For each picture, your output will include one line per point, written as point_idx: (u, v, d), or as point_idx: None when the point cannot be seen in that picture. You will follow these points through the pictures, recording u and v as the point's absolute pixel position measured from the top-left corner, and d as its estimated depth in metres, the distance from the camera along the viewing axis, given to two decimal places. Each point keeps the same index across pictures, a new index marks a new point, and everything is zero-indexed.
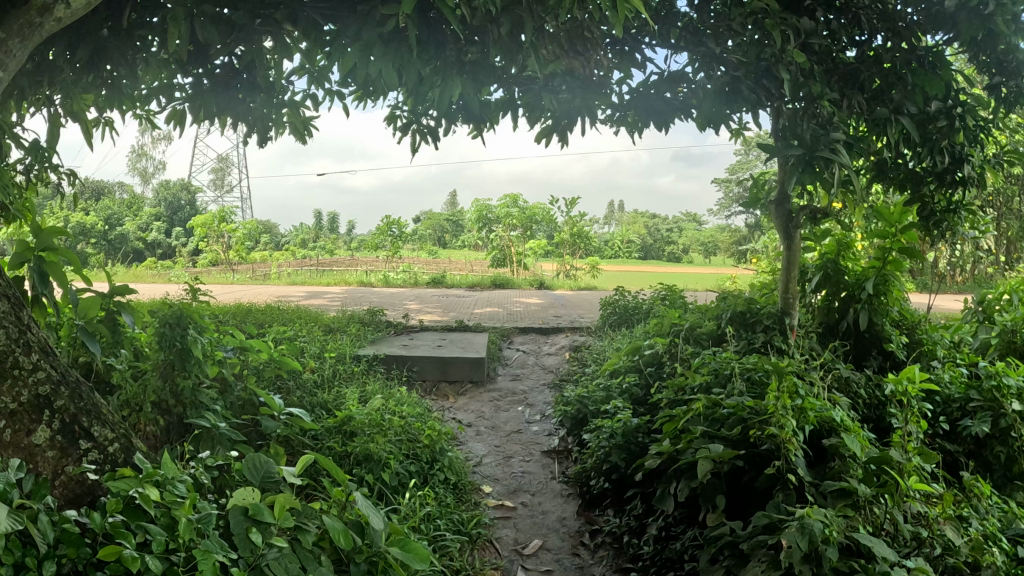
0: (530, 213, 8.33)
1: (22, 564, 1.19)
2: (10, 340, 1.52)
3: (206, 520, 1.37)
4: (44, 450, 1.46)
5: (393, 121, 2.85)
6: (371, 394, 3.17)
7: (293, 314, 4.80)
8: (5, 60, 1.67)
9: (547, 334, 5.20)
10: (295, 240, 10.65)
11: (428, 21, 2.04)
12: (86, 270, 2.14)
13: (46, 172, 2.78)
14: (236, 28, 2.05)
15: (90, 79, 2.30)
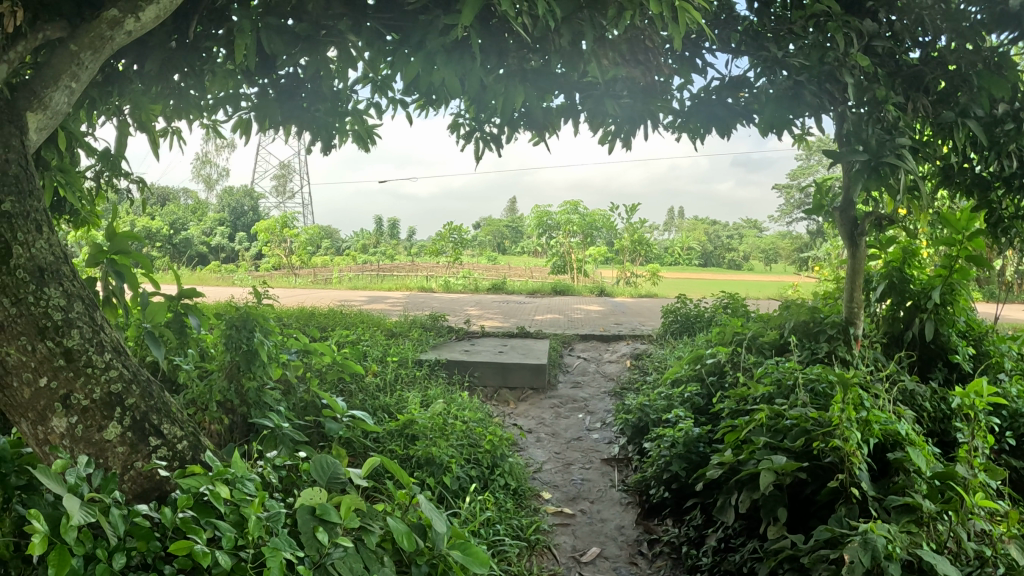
0: (591, 220, 8.39)
1: (93, 556, 1.22)
2: (85, 339, 1.54)
3: (275, 518, 1.39)
4: (114, 446, 1.51)
5: (455, 129, 2.87)
6: (433, 398, 3.18)
7: (355, 318, 4.86)
8: (78, 73, 1.71)
9: (609, 341, 5.16)
10: (357, 245, 10.77)
11: (491, 28, 2.05)
12: (156, 274, 2.19)
13: (116, 178, 2.85)
14: (300, 39, 2.09)
15: (159, 89, 2.35)
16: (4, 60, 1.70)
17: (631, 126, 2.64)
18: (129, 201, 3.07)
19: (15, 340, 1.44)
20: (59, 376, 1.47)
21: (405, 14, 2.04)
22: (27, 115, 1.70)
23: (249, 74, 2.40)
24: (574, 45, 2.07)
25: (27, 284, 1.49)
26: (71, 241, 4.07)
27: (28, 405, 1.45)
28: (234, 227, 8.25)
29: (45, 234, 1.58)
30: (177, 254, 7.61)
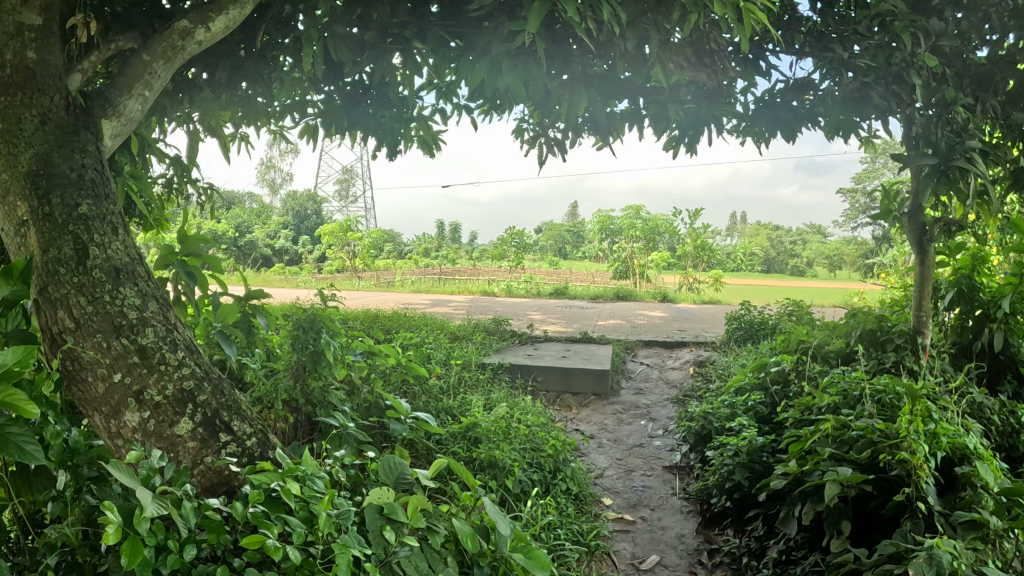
0: (654, 225, 8.31)
1: (165, 547, 1.24)
2: (160, 338, 1.58)
3: (345, 515, 1.40)
4: (185, 441, 1.53)
5: (519, 135, 2.88)
6: (496, 402, 3.19)
7: (420, 321, 4.89)
8: (150, 81, 1.76)
9: (672, 348, 5.11)
10: (419, 250, 10.84)
11: (554, 33, 2.05)
12: (225, 275, 2.24)
13: (187, 184, 2.92)
14: (367, 46, 2.12)
15: (228, 97, 2.40)
16: (79, 69, 1.74)
17: (695, 131, 2.61)
18: (197, 205, 3.14)
19: (91, 337, 1.49)
20: (133, 372, 1.51)
21: (469, 20, 2.05)
22: (103, 122, 1.71)
23: (316, 80, 2.44)
24: (638, 48, 2.06)
25: (104, 284, 1.53)
26: (145, 243, 4.18)
27: (103, 400, 1.49)
28: (299, 230, 8.36)
29: (120, 236, 1.62)
30: (243, 256, 7.75)
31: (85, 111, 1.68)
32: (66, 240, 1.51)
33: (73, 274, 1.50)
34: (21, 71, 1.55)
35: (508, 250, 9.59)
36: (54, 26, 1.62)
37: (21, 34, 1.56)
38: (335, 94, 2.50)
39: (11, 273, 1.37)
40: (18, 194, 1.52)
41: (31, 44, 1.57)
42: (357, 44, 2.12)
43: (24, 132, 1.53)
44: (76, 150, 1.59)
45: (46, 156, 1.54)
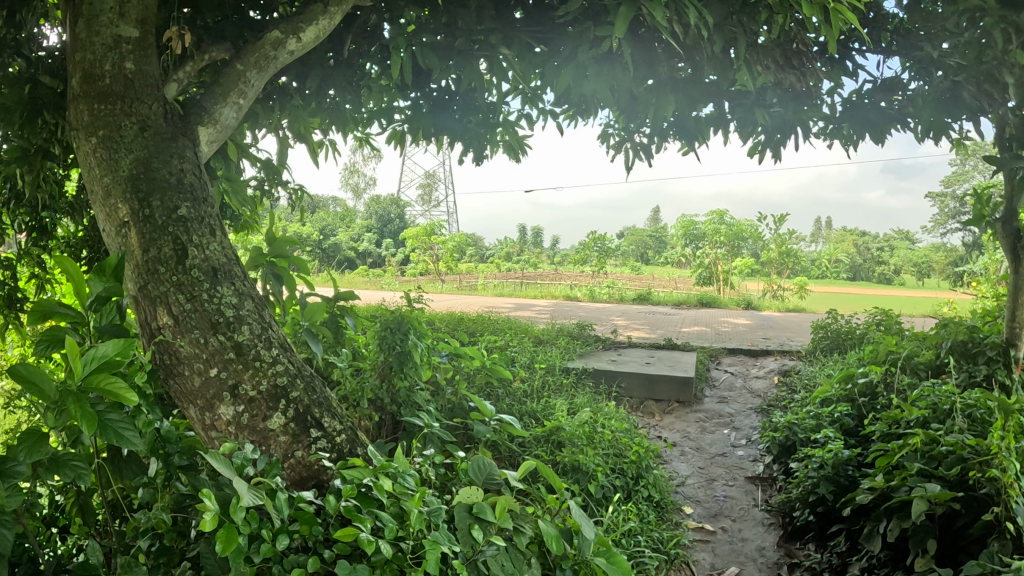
0: (738, 230, 8.17)
1: (258, 535, 1.25)
2: (255, 336, 1.61)
3: (435, 512, 1.39)
4: (277, 435, 1.53)
5: (605, 140, 2.86)
6: (580, 406, 3.18)
7: (504, 324, 4.92)
8: (244, 90, 1.81)
9: (757, 356, 5.00)
10: (501, 254, 10.89)
11: (639, 38, 2.05)
12: (312, 276, 2.29)
13: (279, 189, 3.00)
14: (454, 52, 2.14)
15: (318, 104, 2.45)
16: (175, 79, 1.80)
17: (781, 134, 2.57)
18: (286, 209, 3.23)
19: (189, 333, 1.53)
20: (229, 368, 1.54)
21: (553, 25, 2.05)
22: (200, 129, 1.76)
23: (403, 87, 2.48)
24: (724, 51, 2.04)
25: (202, 283, 1.58)
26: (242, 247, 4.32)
27: (199, 393, 1.52)
28: (383, 235, 8.65)
29: (217, 238, 1.67)
30: (329, 259, 7.91)
31: (182, 117, 1.74)
32: (166, 240, 1.56)
33: (173, 272, 1.55)
34: (120, 80, 1.62)
35: (590, 255, 9.51)
36: (149, 37, 1.69)
37: (120, 46, 1.62)
38: (422, 100, 2.53)
39: (105, 269, 1.42)
40: (120, 197, 1.58)
41: (129, 55, 1.64)
42: (444, 51, 2.15)
43: (125, 138, 1.59)
44: (175, 155, 1.65)
45: (146, 161, 1.60)
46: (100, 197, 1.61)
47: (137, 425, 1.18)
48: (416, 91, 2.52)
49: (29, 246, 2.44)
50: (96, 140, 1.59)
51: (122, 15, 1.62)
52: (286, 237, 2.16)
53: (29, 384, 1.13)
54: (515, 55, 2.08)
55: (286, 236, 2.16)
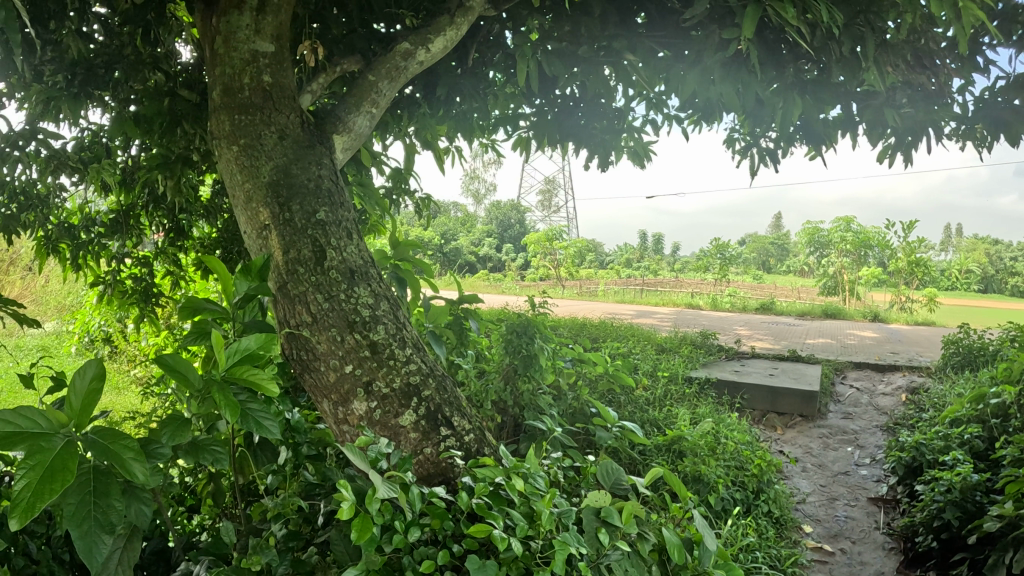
0: (865, 238, 7.72)
1: (391, 527, 1.25)
2: (390, 335, 1.63)
3: (566, 514, 1.35)
4: (407, 432, 1.55)
5: (730, 145, 2.81)
6: (702, 417, 3.12)
7: (627, 331, 4.90)
8: (376, 100, 1.86)
9: (884, 372, 4.80)
10: (620, 260, 10.79)
11: (767, 42, 2.01)
12: (436, 279, 2.33)
13: (407, 195, 3.08)
14: (579, 58, 2.14)
15: (445, 112, 2.50)
16: (309, 90, 1.86)
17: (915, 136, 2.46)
18: (412, 214, 3.30)
19: (326, 331, 1.57)
20: (364, 365, 1.57)
21: (677, 29, 2.03)
22: (335, 137, 1.82)
23: (529, 94, 2.50)
24: (853, 51, 1.97)
25: (340, 283, 1.62)
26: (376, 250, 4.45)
27: (333, 388, 1.57)
28: (505, 239, 7.56)
29: (354, 240, 1.71)
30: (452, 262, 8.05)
31: (318, 126, 1.80)
32: (305, 243, 1.61)
33: (311, 273, 1.59)
34: (260, 91, 1.68)
35: (712, 262, 9.28)
36: (284, 52, 1.75)
37: (257, 60, 1.69)
38: (547, 108, 2.54)
39: (250, 270, 1.44)
40: (261, 201, 1.64)
41: (267, 68, 1.70)
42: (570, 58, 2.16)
43: (265, 147, 1.66)
44: (313, 162, 1.70)
45: (286, 168, 1.66)
46: (242, 201, 1.67)
47: (274, 415, 1.21)
48: (541, 98, 2.53)
49: (167, 246, 2.59)
50: (237, 148, 1.66)
51: (258, 31, 1.69)
52: (410, 241, 2.22)
53: (175, 373, 1.16)
54: (640, 61, 2.07)
55: (409, 240, 2.22)
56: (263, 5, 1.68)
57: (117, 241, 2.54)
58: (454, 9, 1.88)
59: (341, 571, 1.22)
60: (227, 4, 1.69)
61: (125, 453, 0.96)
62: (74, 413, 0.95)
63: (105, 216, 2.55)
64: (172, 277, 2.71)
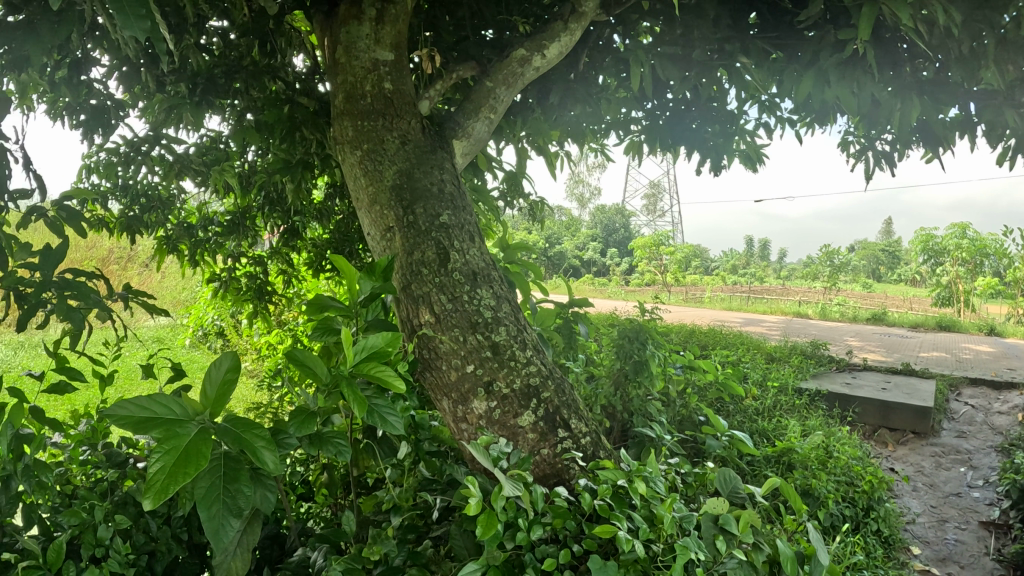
0: (982, 246, 7.39)
1: (513, 524, 1.24)
2: (512, 336, 1.60)
3: (687, 518, 1.30)
4: (526, 432, 1.51)
5: (845, 148, 2.74)
6: (813, 429, 3.03)
7: (735, 339, 4.84)
8: (494, 106, 1.89)
9: (1000, 389, 4.58)
10: (726, 266, 10.61)
11: (882, 41, 2.00)
12: (546, 283, 2.28)
13: (519, 200, 3.11)
14: (693, 62, 2.13)
15: (554, 118, 2.49)
16: (428, 97, 1.90)
17: None
18: (525, 218, 3.33)
19: (449, 331, 1.56)
20: (486, 365, 1.54)
21: (791, 29, 2.00)
22: (454, 142, 1.84)
23: (642, 97, 2.49)
24: (972, 48, 1.90)
25: (463, 285, 1.60)
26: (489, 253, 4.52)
27: (454, 386, 1.54)
28: (609, 243, 6.32)
29: (477, 243, 1.71)
30: None
31: (438, 132, 1.83)
32: (428, 244, 1.62)
33: (435, 275, 1.59)
34: (381, 98, 1.73)
35: (821, 269, 8.95)
36: (403, 60, 1.80)
37: (378, 69, 1.74)
38: (659, 111, 2.53)
39: (374, 270, 1.47)
40: (386, 205, 1.67)
41: (387, 76, 1.74)
42: (684, 62, 2.14)
43: (387, 152, 1.70)
44: (435, 167, 1.73)
45: (409, 172, 1.69)
46: (366, 205, 1.71)
47: (398, 411, 1.23)
48: (653, 101, 2.52)
49: (281, 245, 2.68)
50: (361, 153, 1.71)
51: (377, 40, 1.74)
52: (519, 244, 2.23)
53: (303, 368, 1.19)
54: (754, 63, 2.04)
55: (519, 243, 2.23)
56: (382, 15, 1.75)
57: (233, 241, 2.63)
58: (567, 16, 1.87)
59: (458, 565, 1.23)
60: (348, 17, 1.76)
61: (256, 441, 0.99)
62: (210, 402, 1.01)
63: (222, 217, 2.65)
64: (285, 274, 2.79)
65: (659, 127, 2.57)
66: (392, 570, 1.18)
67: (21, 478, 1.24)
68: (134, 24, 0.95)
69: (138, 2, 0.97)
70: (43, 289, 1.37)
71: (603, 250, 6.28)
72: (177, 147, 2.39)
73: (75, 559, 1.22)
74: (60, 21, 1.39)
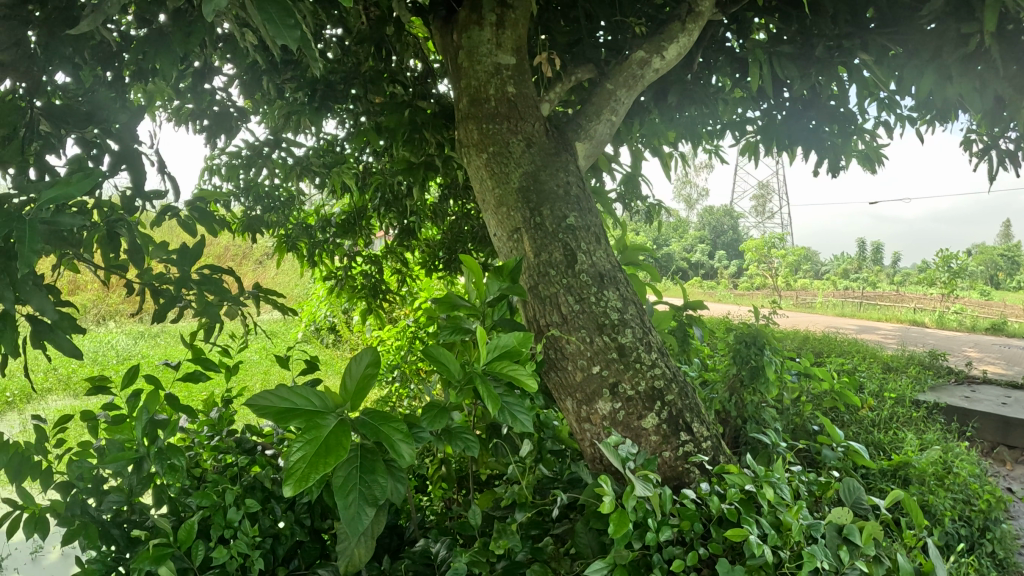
0: None
1: (642, 524, 1.25)
2: (637, 339, 1.61)
3: (816, 527, 1.27)
4: (649, 434, 1.52)
5: (968, 147, 2.64)
6: (931, 443, 2.92)
7: (848, 347, 4.71)
8: (615, 108, 1.89)
9: None
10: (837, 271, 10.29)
11: (1005, 34, 1.85)
12: (659, 285, 2.25)
13: (634, 201, 3.10)
14: (812, 60, 2.08)
15: (666, 119, 2.47)
16: (549, 99, 1.92)
17: None
18: (640, 218, 3.31)
19: (577, 331, 1.58)
20: (611, 367, 1.56)
21: (913, 25, 1.94)
22: (577, 144, 1.86)
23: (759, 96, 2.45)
24: None
25: (590, 286, 1.61)
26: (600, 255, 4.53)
27: (579, 387, 1.56)
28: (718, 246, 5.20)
29: (602, 245, 1.71)
30: None
31: (561, 134, 1.84)
32: (556, 246, 1.63)
33: (563, 275, 1.61)
34: (504, 102, 1.73)
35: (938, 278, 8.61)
36: (524, 64, 1.81)
37: (501, 72, 1.75)
38: (776, 110, 2.47)
39: (502, 270, 1.47)
40: (512, 207, 1.68)
41: (510, 80, 1.76)
42: (803, 60, 2.10)
43: (513, 154, 1.70)
44: (560, 169, 1.73)
45: (535, 174, 1.69)
46: (493, 206, 1.73)
47: (527, 410, 1.24)
48: (769, 100, 2.48)
49: (396, 245, 2.75)
50: (486, 156, 1.71)
51: (499, 45, 1.76)
52: (638, 245, 2.19)
53: (438, 364, 1.23)
54: (873, 60, 1.99)
55: (637, 244, 2.19)
56: (502, 20, 1.77)
57: (348, 241, 2.77)
58: (684, 16, 1.87)
59: (583, 563, 1.26)
60: (468, 22, 1.79)
61: (393, 434, 1.02)
62: (349, 395, 1.06)
63: (339, 217, 2.77)
64: (399, 273, 2.88)
65: (775, 126, 2.51)
66: (515, 566, 1.22)
67: (154, 460, 1.31)
68: (285, 32, 0.93)
69: (287, 11, 0.95)
70: (182, 284, 1.48)
71: (704, 249, 4.23)
72: (295, 149, 2.47)
73: (204, 538, 1.29)
74: (191, 29, 1.44)
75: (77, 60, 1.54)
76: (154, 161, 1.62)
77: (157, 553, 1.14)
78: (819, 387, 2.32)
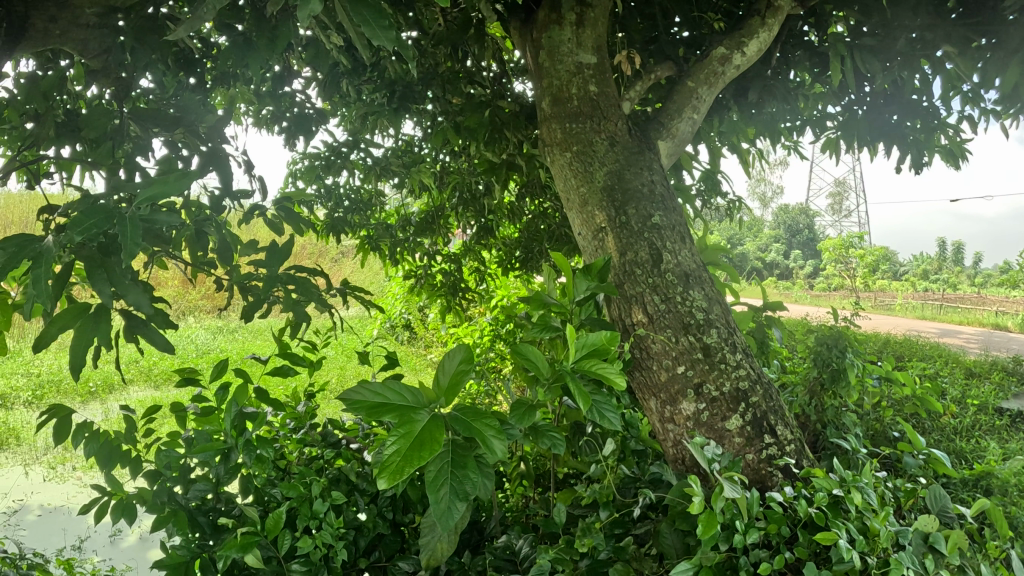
0: None
1: (729, 526, 1.24)
2: (723, 339, 1.60)
3: (904, 534, 1.26)
4: (732, 435, 1.51)
5: None
6: (1017, 453, 2.81)
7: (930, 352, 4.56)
8: (697, 106, 1.88)
9: None
10: None
11: None
12: (737, 285, 2.23)
13: (712, 199, 3.07)
14: (893, 53, 2.04)
15: (743, 115, 2.44)
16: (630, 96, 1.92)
17: None
18: (719, 216, 3.27)
19: (663, 331, 1.57)
20: (696, 367, 1.55)
21: (999, 15, 1.89)
22: (659, 141, 1.85)
23: (839, 92, 2.41)
24: None
25: (676, 285, 1.61)
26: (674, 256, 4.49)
27: (664, 387, 1.56)
28: None
29: (688, 244, 1.69)
30: None
31: (644, 133, 1.83)
32: (641, 245, 1.63)
33: (648, 275, 1.61)
34: (587, 101, 1.74)
35: None
36: (606, 63, 1.81)
37: (582, 72, 1.76)
38: (856, 105, 2.43)
39: (590, 269, 1.47)
40: (597, 206, 1.69)
41: (592, 79, 1.76)
42: (884, 53, 2.06)
43: (597, 153, 1.71)
44: (644, 167, 1.72)
45: (619, 172, 1.69)
46: (577, 206, 1.74)
47: (615, 408, 1.24)
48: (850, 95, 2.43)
49: (474, 244, 2.77)
50: (570, 155, 1.73)
51: (580, 44, 1.77)
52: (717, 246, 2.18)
53: (527, 361, 1.24)
54: (957, 51, 1.94)
55: (717, 245, 2.18)
56: (581, 19, 1.78)
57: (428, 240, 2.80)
58: (763, 11, 1.86)
59: (666, 562, 1.26)
60: (548, 22, 1.80)
61: (486, 430, 1.02)
62: (442, 391, 1.07)
63: (417, 215, 2.81)
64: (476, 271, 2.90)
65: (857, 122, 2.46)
66: (598, 565, 1.23)
67: (242, 450, 1.37)
68: (380, 33, 0.95)
69: (381, 12, 0.98)
70: (269, 278, 1.53)
71: (777, 247, 3.71)
72: (374, 150, 2.51)
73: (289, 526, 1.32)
74: (275, 32, 1.47)
75: (167, 63, 1.60)
76: (240, 161, 1.67)
77: (244, 540, 1.18)
78: (900, 392, 2.26)
